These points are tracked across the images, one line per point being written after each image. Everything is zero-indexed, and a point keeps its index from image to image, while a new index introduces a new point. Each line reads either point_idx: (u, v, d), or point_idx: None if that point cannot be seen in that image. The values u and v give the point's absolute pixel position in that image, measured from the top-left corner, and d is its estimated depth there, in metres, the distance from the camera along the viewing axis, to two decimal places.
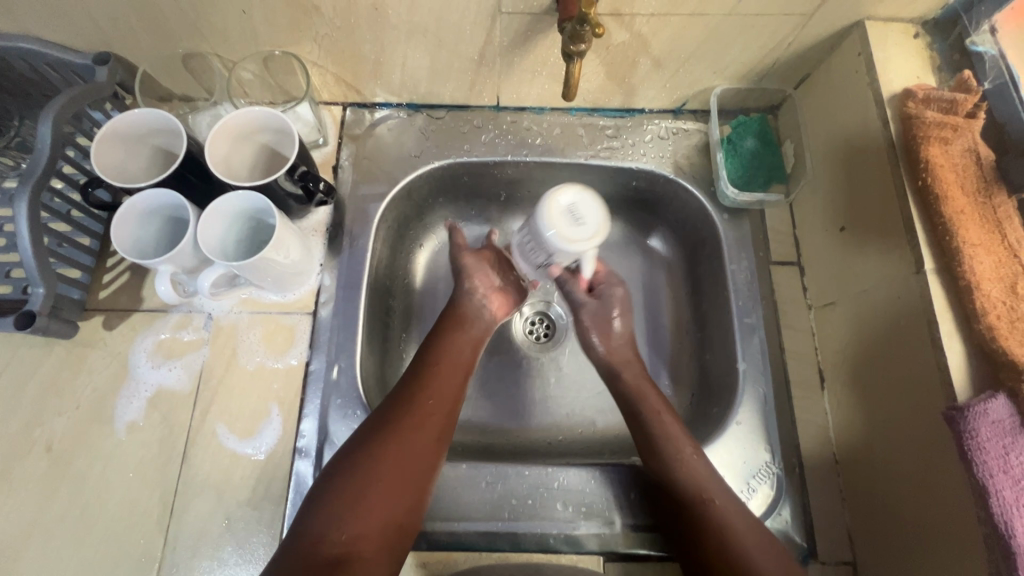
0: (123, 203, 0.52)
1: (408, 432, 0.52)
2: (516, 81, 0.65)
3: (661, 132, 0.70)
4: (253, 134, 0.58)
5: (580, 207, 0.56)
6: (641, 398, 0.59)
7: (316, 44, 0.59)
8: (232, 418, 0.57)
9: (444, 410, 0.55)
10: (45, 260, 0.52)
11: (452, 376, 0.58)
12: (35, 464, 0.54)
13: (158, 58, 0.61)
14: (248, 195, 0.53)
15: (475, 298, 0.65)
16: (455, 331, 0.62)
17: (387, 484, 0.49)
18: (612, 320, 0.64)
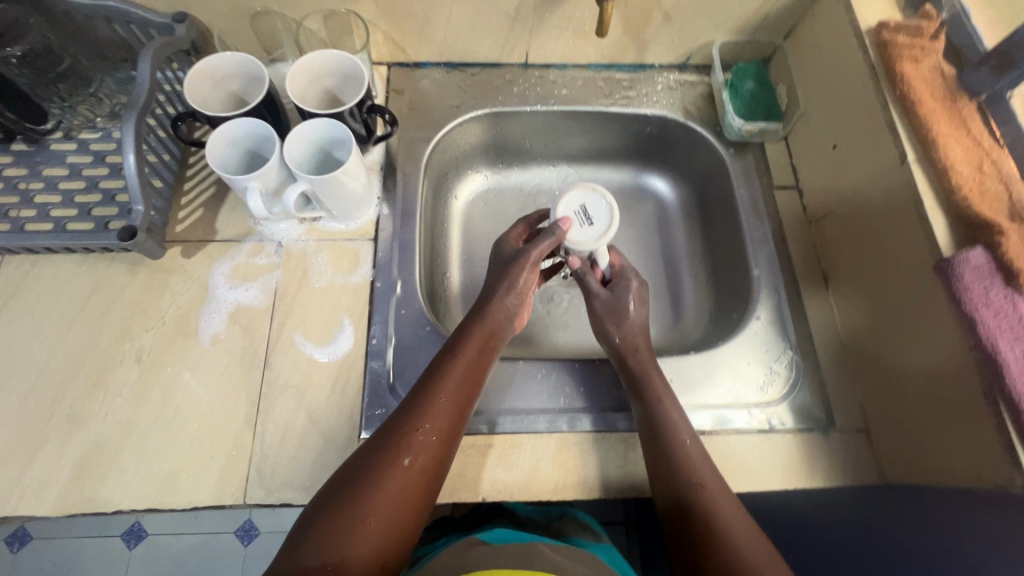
0: (214, 130, 0.59)
1: (403, 459, 0.49)
2: (544, 37, 0.74)
3: (670, 83, 0.80)
4: (323, 77, 0.65)
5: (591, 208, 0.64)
6: (651, 390, 0.59)
7: (373, 2, 0.67)
8: (308, 328, 0.62)
9: (445, 429, 0.52)
10: (146, 188, 0.60)
11: (461, 398, 0.54)
12: (128, 373, 0.59)
13: (230, 18, 0.68)
14: (329, 124, 0.61)
15: (499, 315, 0.60)
16: (467, 352, 0.57)
17: (377, 512, 0.47)
18: (626, 310, 0.65)
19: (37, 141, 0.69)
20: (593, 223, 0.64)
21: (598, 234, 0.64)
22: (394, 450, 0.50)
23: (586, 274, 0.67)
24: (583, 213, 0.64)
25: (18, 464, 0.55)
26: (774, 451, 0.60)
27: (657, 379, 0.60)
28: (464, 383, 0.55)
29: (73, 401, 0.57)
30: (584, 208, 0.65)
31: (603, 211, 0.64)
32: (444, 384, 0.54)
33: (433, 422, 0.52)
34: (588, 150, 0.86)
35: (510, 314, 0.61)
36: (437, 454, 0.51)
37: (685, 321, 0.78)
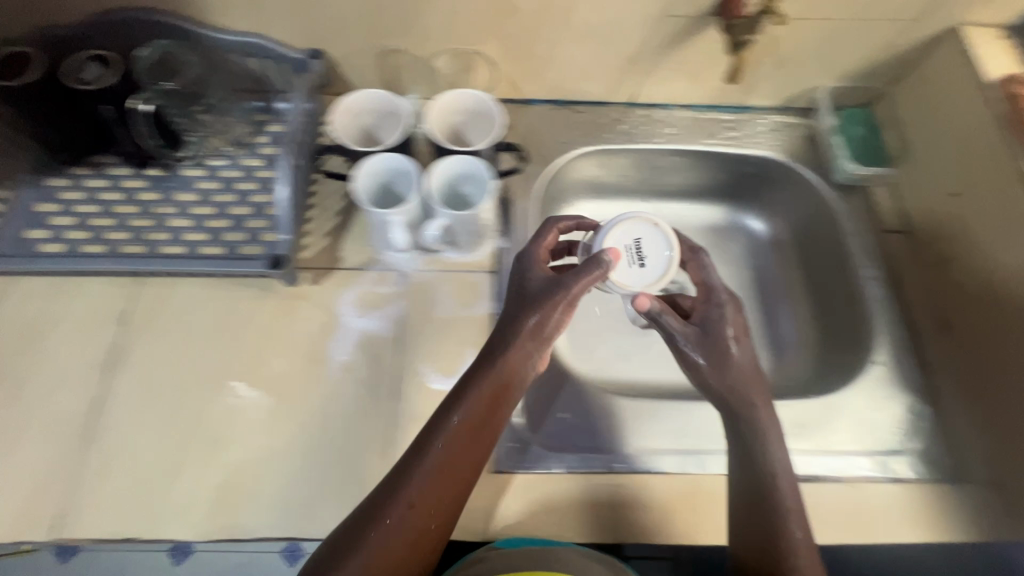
0: (360, 163, 0.61)
1: (400, 528, 0.45)
2: (655, 79, 0.76)
3: (770, 126, 0.81)
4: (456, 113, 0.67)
5: (646, 244, 0.60)
6: (761, 450, 0.53)
7: (501, 44, 0.70)
8: (434, 360, 0.63)
9: (455, 492, 0.48)
10: (293, 215, 0.65)
11: (457, 457, 0.48)
12: (262, 399, 0.60)
13: (359, 55, 0.71)
14: (466, 160, 0.63)
15: (520, 362, 0.51)
16: (478, 401, 0.49)
17: None
18: (730, 350, 0.54)
19: (171, 168, 0.72)
20: (644, 264, 0.60)
21: (645, 278, 0.59)
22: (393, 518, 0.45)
23: (664, 312, 0.55)
24: (637, 248, 0.60)
25: (160, 486, 0.56)
26: (906, 501, 0.59)
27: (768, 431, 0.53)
28: (457, 443, 0.48)
29: (210, 425, 0.58)
30: (636, 243, 0.60)
31: (657, 247, 0.60)
32: (444, 443, 0.47)
33: (411, 492, 0.46)
34: (684, 188, 0.87)
35: (531, 356, 0.51)
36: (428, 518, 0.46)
37: (789, 363, 0.77)
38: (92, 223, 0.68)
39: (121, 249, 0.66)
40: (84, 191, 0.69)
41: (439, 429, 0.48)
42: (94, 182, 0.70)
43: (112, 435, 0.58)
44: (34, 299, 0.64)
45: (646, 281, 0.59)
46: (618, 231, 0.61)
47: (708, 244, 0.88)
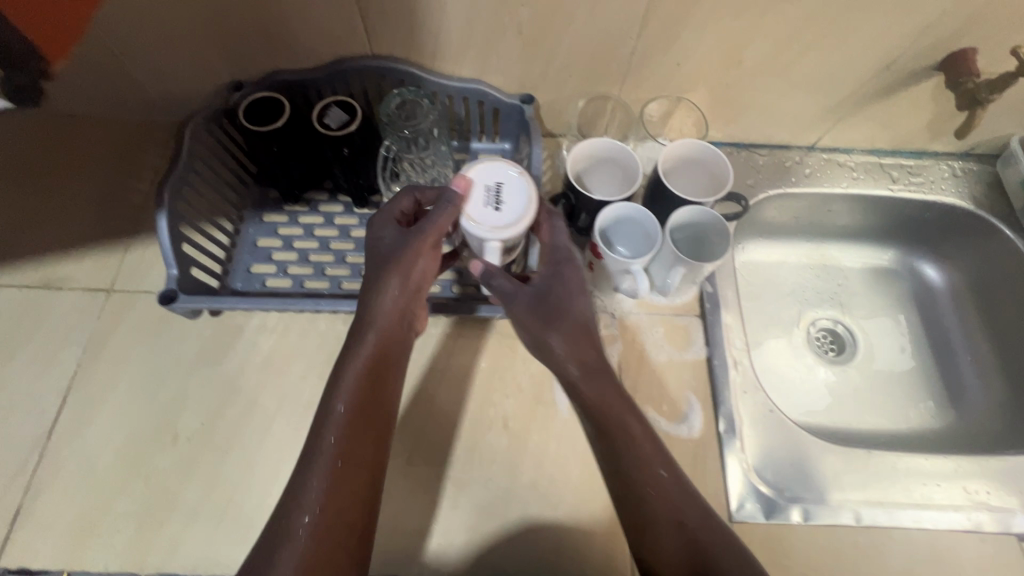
0: (605, 210, 0.63)
1: (338, 486, 0.47)
2: (847, 126, 0.77)
3: (953, 172, 0.81)
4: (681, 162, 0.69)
5: (507, 190, 0.54)
6: (637, 425, 0.53)
7: (710, 91, 0.71)
8: (658, 403, 0.64)
9: (358, 475, 0.48)
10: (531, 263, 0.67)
11: (358, 428, 0.50)
12: (498, 439, 0.62)
13: (567, 100, 0.73)
14: (500, 167, 0.56)
15: (393, 314, 0.56)
16: (358, 373, 0.53)
17: (327, 535, 0.45)
18: (568, 307, 0.56)
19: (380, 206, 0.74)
20: (500, 210, 0.53)
21: (495, 222, 0.53)
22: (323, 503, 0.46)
23: (499, 275, 0.55)
24: (496, 192, 0.54)
25: (415, 526, 0.57)
26: None
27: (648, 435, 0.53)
28: (356, 418, 0.51)
29: (453, 465, 0.60)
30: (499, 189, 0.55)
31: (516, 197, 0.54)
32: (338, 419, 0.50)
33: (334, 446, 0.48)
34: (855, 229, 0.87)
35: (406, 312, 0.57)
36: (363, 489, 0.48)
37: (976, 410, 0.77)
38: (313, 260, 0.70)
39: (344, 285, 0.68)
40: (302, 227, 0.72)
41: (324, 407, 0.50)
42: (310, 219, 0.73)
43: None
44: (269, 337, 0.66)
45: (494, 225, 0.52)
46: (487, 170, 0.55)
47: (876, 285, 0.88)
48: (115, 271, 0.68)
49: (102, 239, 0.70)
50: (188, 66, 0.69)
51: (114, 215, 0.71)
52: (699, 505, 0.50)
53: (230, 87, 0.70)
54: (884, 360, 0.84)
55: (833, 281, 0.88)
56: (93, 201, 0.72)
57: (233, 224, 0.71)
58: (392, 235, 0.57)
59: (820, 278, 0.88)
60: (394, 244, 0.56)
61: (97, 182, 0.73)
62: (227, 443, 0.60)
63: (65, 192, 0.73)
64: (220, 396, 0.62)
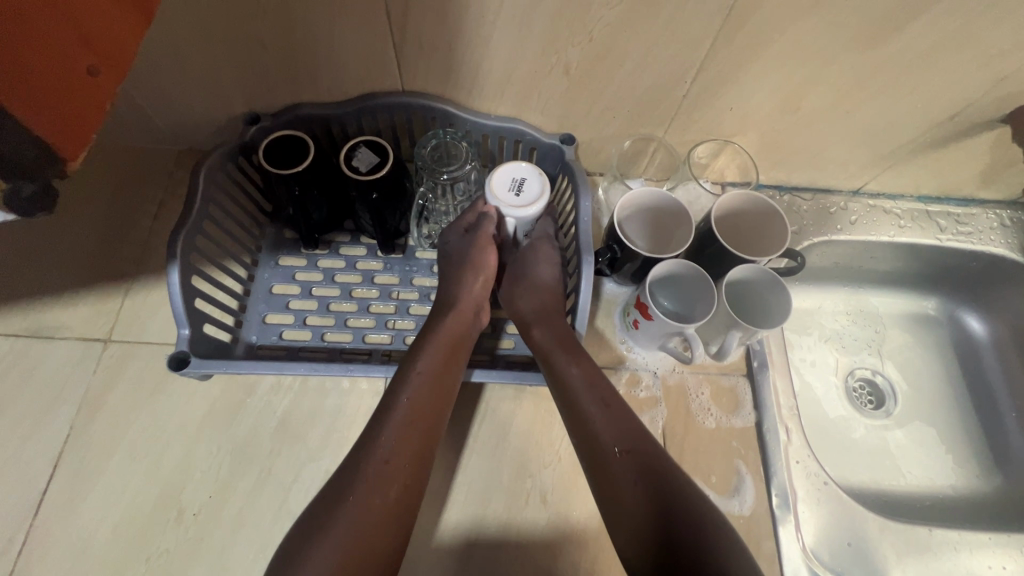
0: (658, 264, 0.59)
1: (387, 437, 0.47)
2: (896, 172, 0.74)
3: (1003, 221, 0.78)
4: (731, 214, 0.65)
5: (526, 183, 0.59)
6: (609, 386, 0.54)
7: (760, 135, 0.67)
8: (706, 474, 0.60)
9: (412, 461, 0.48)
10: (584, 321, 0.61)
11: (438, 397, 0.52)
12: (536, 514, 0.58)
13: (608, 140, 0.69)
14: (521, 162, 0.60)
15: (472, 302, 0.60)
16: (437, 346, 0.55)
17: (370, 485, 0.45)
18: (536, 277, 0.63)
19: (404, 248, 0.70)
20: (520, 197, 0.58)
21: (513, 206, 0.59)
22: (364, 490, 0.44)
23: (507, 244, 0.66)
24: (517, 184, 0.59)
25: None
26: None
27: (618, 400, 0.53)
28: (433, 385, 0.52)
29: (488, 542, 0.56)
30: (519, 182, 0.59)
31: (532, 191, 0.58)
32: (410, 391, 0.51)
33: (408, 406, 0.50)
34: (898, 275, 0.84)
35: (481, 305, 0.61)
36: (414, 464, 0.48)
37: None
38: (334, 309, 0.65)
39: (369, 338, 0.64)
40: (322, 272, 0.67)
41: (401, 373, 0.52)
42: (330, 262, 0.68)
43: None
44: (284, 397, 0.60)
45: (513, 208, 0.58)
46: (509, 167, 0.59)
47: (917, 333, 0.84)
48: (113, 318, 0.62)
49: (99, 282, 0.64)
50: (201, 95, 0.63)
51: (114, 254, 0.66)
52: (664, 461, 0.48)
53: (247, 119, 0.65)
54: (925, 414, 0.80)
55: (875, 328, 0.84)
56: (93, 236, 0.66)
57: (247, 269, 0.66)
58: (457, 239, 0.63)
59: (858, 325, 0.85)
60: (460, 246, 0.62)
61: (100, 216, 0.68)
62: (237, 519, 0.54)
63: (59, 226, 0.66)
64: (230, 464, 0.56)
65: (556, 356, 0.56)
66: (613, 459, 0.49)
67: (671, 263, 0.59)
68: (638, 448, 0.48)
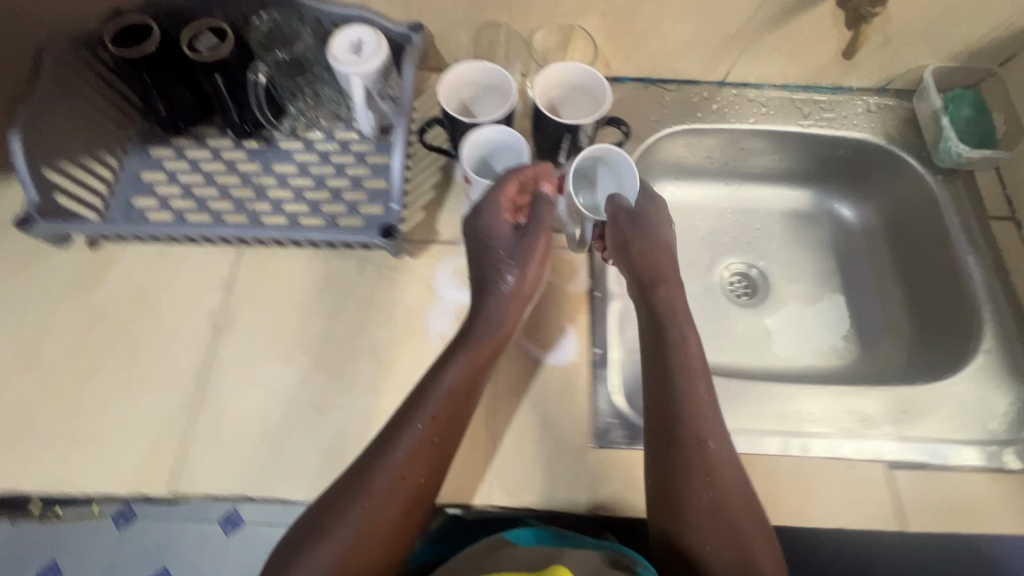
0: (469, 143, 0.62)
1: (415, 453, 0.50)
2: (752, 57, 0.74)
3: (870, 107, 0.78)
4: (555, 89, 0.67)
5: (363, 46, 0.64)
6: (694, 405, 0.54)
7: (601, 17, 0.68)
8: (533, 333, 0.64)
9: (422, 467, 0.50)
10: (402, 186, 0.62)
11: (453, 411, 0.53)
12: (364, 368, 0.61)
13: (457, 31, 0.71)
14: (361, 32, 0.65)
15: (517, 303, 0.59)
16: (468, 356, 0.55)
17: (381, 501, 0.49)
18: (659, 231, 0.63)
19: (268, 139, 0.73)
20: (359, 55, 0.64)
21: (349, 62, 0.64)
22: (377, 496, 0.49)
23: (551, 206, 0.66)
24: (355, 48, 0.64)
25: (272, 454, 0.56)
26: (1021, 493, 0.57)
27: (714, 469, 0.52)
28: (452, 404, 0.53)
29: (315, 392, 0.60)
30: (357, 48, 0.64)
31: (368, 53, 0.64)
32: (435, 409, 0.52)
33: (430, 425, 0.51)
34: (773, 170, 0.85)
35: (524, 305, 0.60)
36: (429, 468, 0.51)
37: (877, 352, 0.76)
38: (196, 194, 0.69)
39: (225, 219, 0.68)
40: (188, 162, 0.71)
41: (432, 395, 0.53)
42: (196, 153, 0.72)
43: (221, 403, 0.58)
44: (141, 268, 0.65)
45: (349, 63, 0.64)
46: (350, 32, 0.65)
47: (794, 228, 0.86)
48: None
49: None
50: None
51: None
52: (744, 519, 0.51)
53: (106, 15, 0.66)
54: (795, 300, 0.82)
55: (751, 224, 0.86)
56: None
57: (117, 159, 0.70)
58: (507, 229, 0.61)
59: (737, 222, 0.86)
60: (514, 241, 0.61)
61: None
62: (90, 370, 0.59)
63: None
64: (85, 326, 0.62)
65: (694, 380, 0.56)
66: (683, 504, 0.51)
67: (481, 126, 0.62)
68: (721, 479, 0.52)
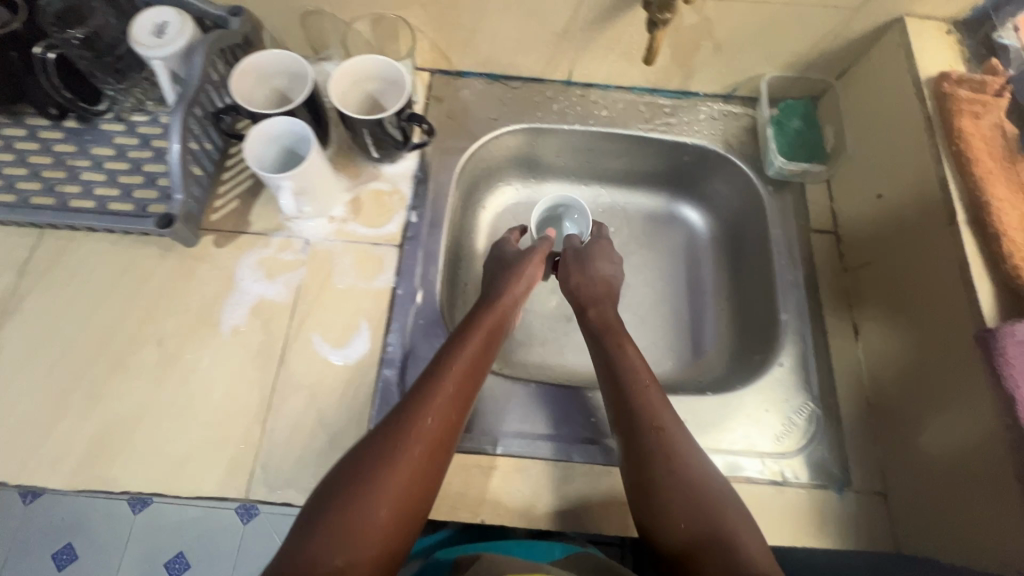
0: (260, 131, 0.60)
1: (433, 408, 0.52)
2: (589, 56, 0.73)
3: (713, 113, 0.78)
4: (365, 81, 0.66)
5: (166, 29, 0.63)
6: (643, 383, 0.59)
7: (423, 10, 0.67)
8: (327, 328, 0.63)
9: (448, 429, 0.52)
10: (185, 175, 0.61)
11: (467, 378, 0.56)
12: (147, 357, 0.60)
13: (281, 16, 0.69)
14: (167, 14, 0.63)
15: (511, 299, 0.65)
16: (477, 333, 0.60)
17: (423, 455, 0.49)
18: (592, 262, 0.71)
19: (88, 121, 0.70)
20: (160, 37, 0.62)
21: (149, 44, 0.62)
22: (400, 455, 0.48)
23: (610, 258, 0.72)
24: (159, 31, 0.63)
25: (40, 438, 0.56)
26: (782, 501, 0.58)
27: (679, 454, 0.54)
28: (464, 372, 0.56)
29: (95, 379, 0.59)
30: (159, 30, 0.63)
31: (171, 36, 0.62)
32: (452, 373, 0.55)
33: (445, 386, 0.54)
34: (625, 173, 0.84)
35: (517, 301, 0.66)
36: (445, 429, 0.52)
37: (703, 359, 0.77)
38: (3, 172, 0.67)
39: (31, 200, 0.66)
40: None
41: (449, 361, 0.56)
42: (11, 131, 0.70)
43: None
44: None
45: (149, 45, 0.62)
46: (155, 13, 0.63)
47: (646, 231, 0.85)
48: None
49: None
50: None
51: None
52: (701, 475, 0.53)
53: None
54: (635, 304, 0.81)
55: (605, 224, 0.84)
56: None
57: None
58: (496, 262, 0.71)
59: None
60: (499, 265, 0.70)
61: None
62: None
63: None
64: None
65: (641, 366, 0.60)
66: (657, 473, 0.53)
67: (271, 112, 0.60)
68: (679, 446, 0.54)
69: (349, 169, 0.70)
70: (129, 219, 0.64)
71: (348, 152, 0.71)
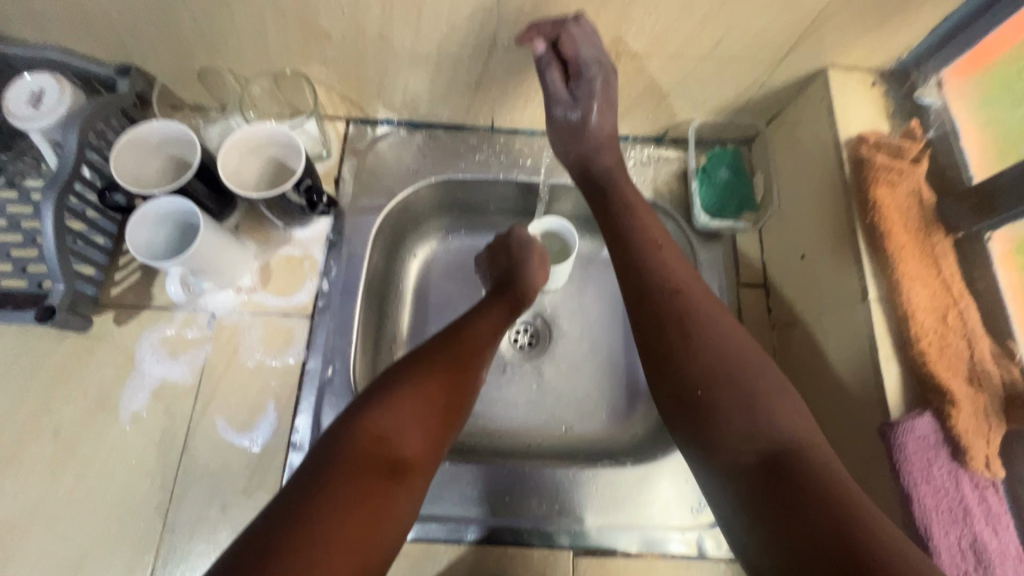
0: (134, 214, 0.56)
1: (465, 351, 0.56)
2: (510, 106, 0.70)
3: (642, 158, 0.74)
4: (262, 148, 0.63)
5: (46, 97, 0.59)
6: (664, 281, 0.55)
7: (325, 66, 0.63)
8: (231, 412, 0.61)
9: (475, 371, 0.56)
10: (67, 260, 0.58)
11: (488, 333, 0.60)
12: (42, 449, 0.58)
13: (175, 74, 0.64)
14: (48, 79, 0.59)
15: (530, 284, 0.67)
16: (501, 301, 0.65)
17: (451, 384, 0.53)
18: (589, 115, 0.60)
19: None
20: (37, 107, 0.58)
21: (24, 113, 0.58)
22: (434, 382, 0.52)
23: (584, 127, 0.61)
24: (38, 99, 0.59)
25: None
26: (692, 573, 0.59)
27: (698, 311, 0.52)
28: (488, 331, 0.60)
29: None
30: (37, 98, 0.59)
31: (51, 105, 0.58)
32: (480, 325, 0.60)
33: (473, 332, 0.59)
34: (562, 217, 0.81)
35: (530, 269, 0.68)
36: (468, 368, 0.55)
37: (636, 413, 0.76)
38: None
39: None
40: None
41: (476, 318, 0.61)
42: None
43: None
44: None
45: (26, 115, 0.58)
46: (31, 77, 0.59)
47: (585, 276, 0.84)
48: None
49: None
50: None
51: None
52: (756, 384, 0.47)
53: None
54: (573, 356, 0.79)
55: None
56: None
57: None
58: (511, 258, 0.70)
59: None
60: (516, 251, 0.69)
61: None
62: None
63: None
64: None
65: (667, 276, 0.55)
66: (703, 374, 0.48)
67: (159, 190, 0.57)
68: (746, 355, 0.49)
69: (264, 237, 0.68)
70: (7, 310, 0.60)
71: (257, 218, 0.68)
